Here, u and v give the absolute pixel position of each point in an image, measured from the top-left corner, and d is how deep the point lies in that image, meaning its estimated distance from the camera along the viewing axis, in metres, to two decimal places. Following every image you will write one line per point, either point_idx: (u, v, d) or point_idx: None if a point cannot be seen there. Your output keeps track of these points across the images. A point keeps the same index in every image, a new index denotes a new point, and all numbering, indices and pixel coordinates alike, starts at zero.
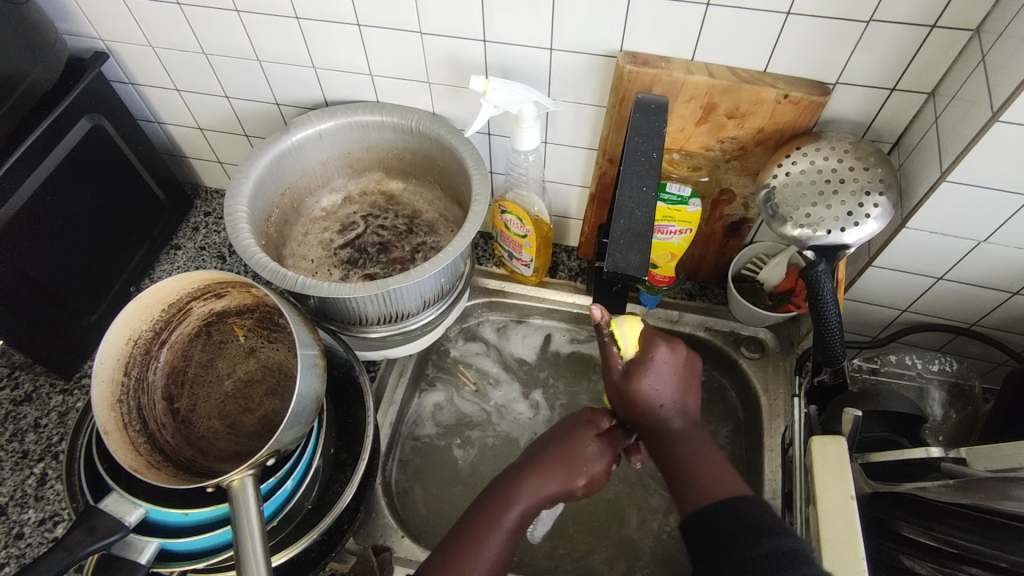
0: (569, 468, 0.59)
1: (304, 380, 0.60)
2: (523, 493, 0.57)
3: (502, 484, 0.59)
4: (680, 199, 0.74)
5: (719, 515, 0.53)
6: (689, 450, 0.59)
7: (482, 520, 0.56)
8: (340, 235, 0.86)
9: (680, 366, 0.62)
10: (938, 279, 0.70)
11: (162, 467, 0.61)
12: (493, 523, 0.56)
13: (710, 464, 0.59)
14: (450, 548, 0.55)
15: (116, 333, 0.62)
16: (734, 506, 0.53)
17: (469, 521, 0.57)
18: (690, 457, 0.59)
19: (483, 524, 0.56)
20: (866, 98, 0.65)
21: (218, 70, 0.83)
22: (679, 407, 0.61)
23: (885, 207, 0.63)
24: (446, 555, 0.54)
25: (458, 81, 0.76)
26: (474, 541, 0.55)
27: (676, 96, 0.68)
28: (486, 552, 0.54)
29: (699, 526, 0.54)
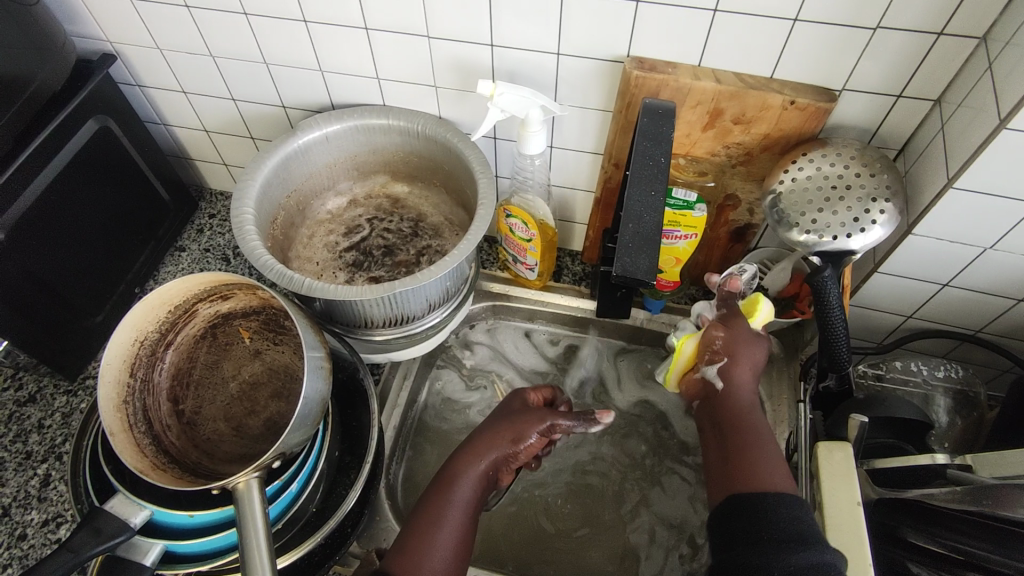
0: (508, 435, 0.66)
1: (310, 383, 0.60)
2: (462, 465, 0.63)
3: (452, 464, 0.64)
4: (686, 204, 0.74)
5: (757, 502, 0.54)
6: (737, 420, 0.63)
7: (426, 502, 0.61)
8: (345, 238, 0.86)
9: (764, 356, 0.67)
10: (943, 285, 0.70)
11: (167, 469, 0.61)
12: (442, 494, 0.61)
13: (749, 437, 0.61)
14: (407, 533, 0.59)
15: (123, 334, 0.62)
16: (767, 499, 0.54)
17: (418, 508, 0.61)
18: (735, 429, 0.62)
19: (438, 498, 0.61)
20: (873, 104, 0.65)
21: (225, 73, 0.83)
22: (727, 398, 0.65)
23: (891, 214, 0.63)
24: (402, 540, 0.58)
25: (465, 85, 0.76)
26: (426, 520, 0.59)
27: (683, 101, 0.68)
28: (438, 519, 0.59)
29: (727, 515, 0.55)
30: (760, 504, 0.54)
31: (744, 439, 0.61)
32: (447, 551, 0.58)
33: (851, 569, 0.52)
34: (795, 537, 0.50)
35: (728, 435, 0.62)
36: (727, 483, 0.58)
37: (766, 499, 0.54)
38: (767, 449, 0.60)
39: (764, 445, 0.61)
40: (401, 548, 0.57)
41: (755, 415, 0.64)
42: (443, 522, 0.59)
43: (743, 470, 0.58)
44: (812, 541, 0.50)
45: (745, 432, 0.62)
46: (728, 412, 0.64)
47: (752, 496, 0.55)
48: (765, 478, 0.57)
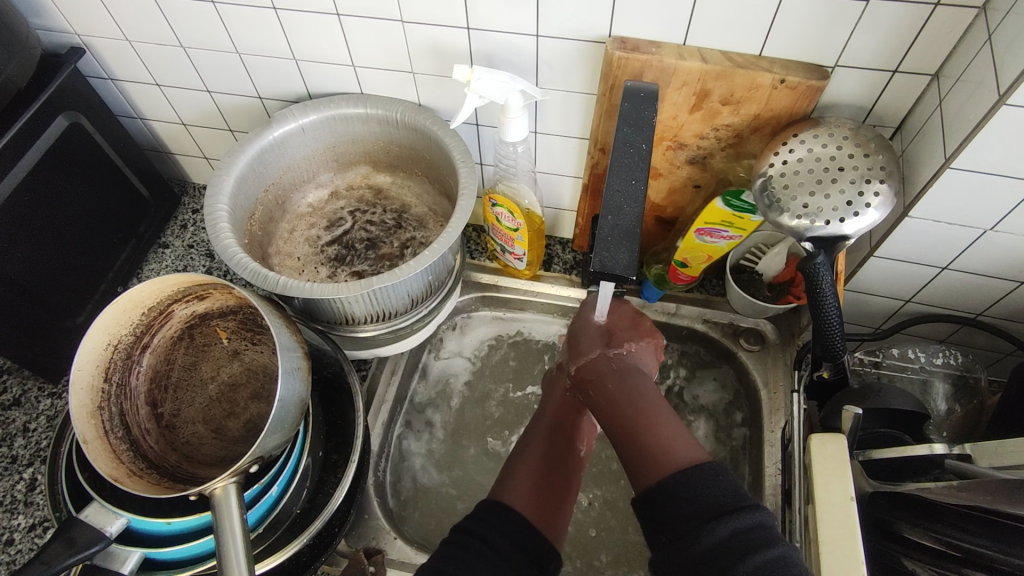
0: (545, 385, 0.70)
1: (286, 385, 0.58)
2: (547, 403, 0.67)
3: (542, 423, 0.64)
4: (750, 208, 0.70)
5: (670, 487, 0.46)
6: (629, 404, 0.54)
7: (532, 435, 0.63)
8: (328, 232, 0.84)
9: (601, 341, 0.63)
10: (943, 268, 0.68)
11: (144, 475, 0.60)
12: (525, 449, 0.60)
13: (648, 411, 0.53)
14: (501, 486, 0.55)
15: (93, 339, 0.60)
16: (667, 484, 0.46)
17: (510, 472, 0.56)
18: (623, 426, 0.53)
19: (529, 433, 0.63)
20: (867, 81, 0.62)
21: (197, 64, 0.80)
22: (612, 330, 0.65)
23: (886, 196, 0.60)
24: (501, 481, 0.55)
25: (444, 70, 0.73)
26: (533, 459, 0.58)
27: (668, 83, 0.65)
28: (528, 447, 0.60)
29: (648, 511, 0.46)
30: (676, 490, 0.45)
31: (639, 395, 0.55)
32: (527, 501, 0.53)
33: (843, 566, 0.51)
34: (715, 517, 0.43)
35: (620, 409, 0.54)
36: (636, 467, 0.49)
37: (677, 478, 0.46)
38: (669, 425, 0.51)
39: (634, 381, 0.57)
40: (507, 486, 0.54)
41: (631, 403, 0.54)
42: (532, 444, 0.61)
43: (649, 444, 0.50)
44: (734, 509, 0.43)
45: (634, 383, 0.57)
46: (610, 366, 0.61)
47: (656, 487, 0.46)
48: (671, 449, 0.49)
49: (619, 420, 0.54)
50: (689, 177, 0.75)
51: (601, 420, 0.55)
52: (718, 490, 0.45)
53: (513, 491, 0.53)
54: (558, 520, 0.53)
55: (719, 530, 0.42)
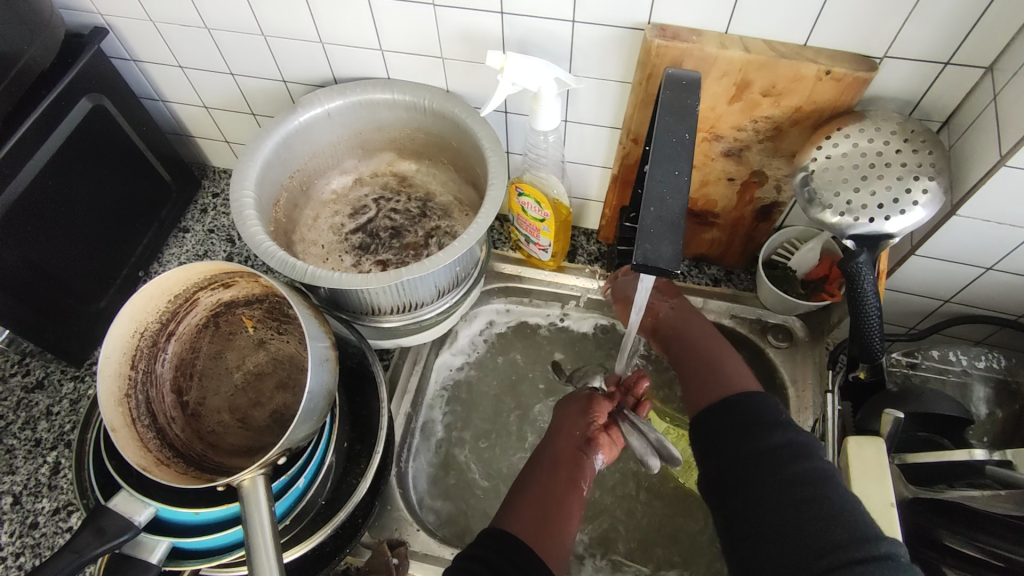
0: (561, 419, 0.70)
1: (315, 376, 0.58)
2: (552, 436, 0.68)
3: (546, 452, 0.66)
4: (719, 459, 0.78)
5: (734, 407, 0.60)
6: (698, 348, 0.71)
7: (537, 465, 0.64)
8: (351, 220, 0.83)
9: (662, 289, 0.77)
10: (986, 268, 0.66)
11: (171, 464, 0.60)
12: (526, 476, 0.63)
13: (717, 353, 0.69)
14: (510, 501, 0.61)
15: (121, 327, 0.59)
16: (739, 399, 0.61)
17: (507, 500, 0.61)
18: (699, 362, 0.69)
19: (540, 464, 0.64)
20: (917, 74, 0.60)
21: (221, 46, 0.79)
22: (660, 290, 0.77)
23: (935, 193, 0.58)
24: (505, 502, 0.61)
25: (476, 56, 0.72)
26: (532, 488, 0.61)
27: (707, 72, 0.63)
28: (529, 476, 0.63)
29: (713, 434, 0.60)
30: (744, 409, 0.60)
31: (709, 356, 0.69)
32: (532, 524, 0.57)
33: None
34: (773, 429, 0.56)
35: (694, 359, 0.70)
36: (706, 391, 0.64)
37: (741, 398, 0.61)
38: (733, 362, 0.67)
39: (700, 329, 0.73)
40: (515, 509, 0.59)
41: (705, 347, 0.70)
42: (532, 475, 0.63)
43: (723, 376, 0.65)
44: (785, 425, 0.57)
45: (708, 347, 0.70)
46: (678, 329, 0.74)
47: (733, 398, 0.61)
48: (735, 381, 0.64)
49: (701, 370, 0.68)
50: (725, 170, 0.73)
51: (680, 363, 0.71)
52: (774, 418, 0.58)
53: (513, 514, 0.59)
54: (546, 537, 0.57)
55: (773, 437, 0.55)
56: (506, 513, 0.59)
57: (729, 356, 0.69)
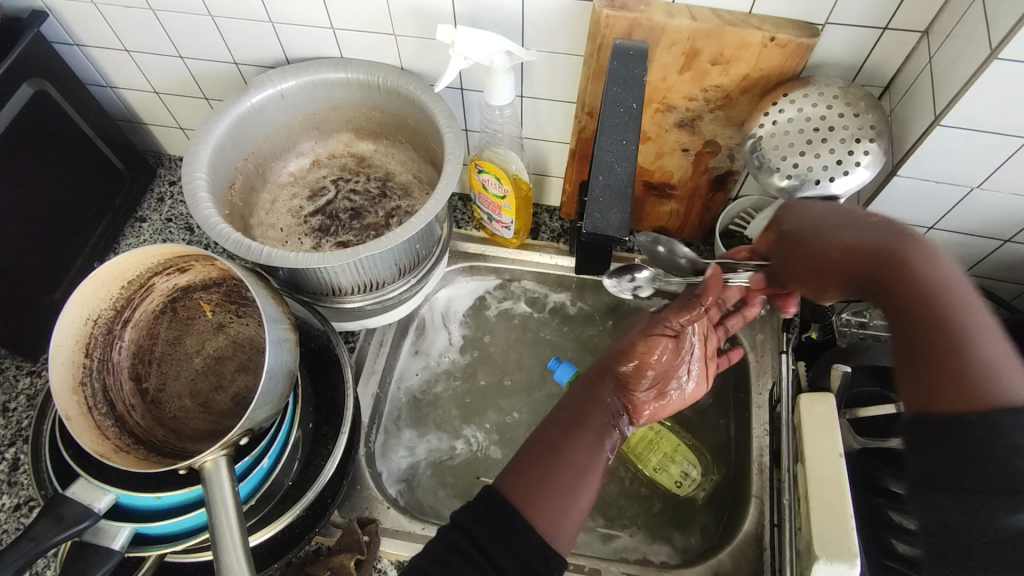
0: (608, 375, 0.63)
1: (273, 355, 0.57)
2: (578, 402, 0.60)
3: (566, 411, 0.60)
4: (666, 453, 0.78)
5: (972, 430, 0.42)
6: (931, 294, 0.47)
7: (558, 419, 0.59)
8: (310, 202, 0.82)
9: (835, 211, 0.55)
10: (928, 228, 0.68)
11: (131, 451, 0.59)
12: (546, 433, 0.58)
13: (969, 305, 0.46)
14: (508, 471, 0.54)
15: (72, 314, 0.58)
16: (967, 431, 0.42)
17: (522, 463, 0.54)
18: (934, 317, 0.47)
19: (575, 417, 0.59)
20: (857, 39, 0.61)
21: (168, 28, 0.77)
22: (878, 233, 0.51)
23: (876, 155, 0.60)
24: (519, 466, 0.54)
25: (428, 32, 0.71)
26: (549, 449, 0.56)
27: (656, 42, 0.63)
28: (547, 433, 0.58)
29: (928, 449, 0.44)
30: (973, 434, 0.42)
31: (948, 315, 0.46)
32: (550, 498, 0.51)
33: (832, 522, 0.53)
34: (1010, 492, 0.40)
35: (932, 301, 0.47)
36: (932, 391, 0.45)
37: (974, 422, 0.42)
38: (977, 316, 0.46)
39: (929, 269, 0.48)
40: (529, 487, 0.52)
41: (957, 295, 0.47)
42: (550, 431, 0.58)
43: (953, 365, 0.44)
44: None
45: (945, 295, 0.47)
46: (903, 278, 0.49)
47: (970, 422, 0.42)
48: (966, 382, 0.43)
49: (944, 330, 0.46)
50: (678, 141, 0.74)
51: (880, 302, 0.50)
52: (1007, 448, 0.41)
53: (535, 491, 0.51)
54: (564, 513, 0.51)
55: None
56: (512, 481, 0.53)
57: (985, 320, 0.46)
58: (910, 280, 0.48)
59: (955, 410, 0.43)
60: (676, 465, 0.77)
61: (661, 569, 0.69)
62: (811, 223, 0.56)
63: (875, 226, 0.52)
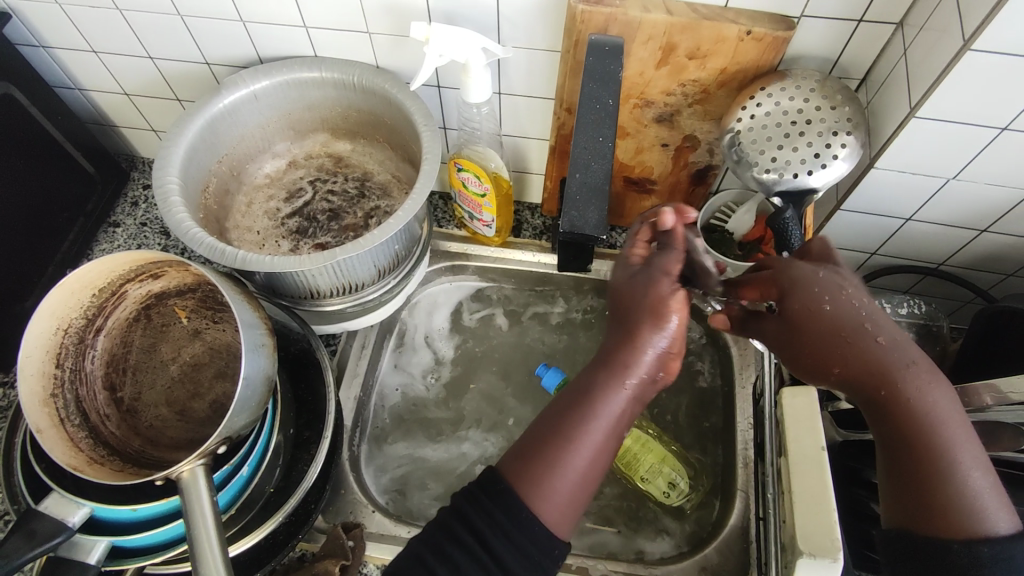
0: (637, 334, 0.47)
1: (250, 362, 0.56)
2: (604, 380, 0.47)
3: (582, 387, 0.48)
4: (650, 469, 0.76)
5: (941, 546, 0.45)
6: (930, 428, 0.46)
7: (571, 399, 0.48)
8: (287, 204, 0.81)
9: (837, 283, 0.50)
10: (906, 220, 0.68)
11: (106, 463, 0.58)
12: (554, 412, 0.49)
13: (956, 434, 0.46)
14: (510, 452, 0.49)
15: (41, 324, 0.57)
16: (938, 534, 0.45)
17: (528, 451, 0.48)
18: (928, 431, 0.46)
19: (574, 412, 0.47)
20: (833, 32, 0.61)
21: (136, 28, 0.75)
22: (888, 346, 0.48)
23: (853, 147, 0.60)
24: (524, 445, 0.48)
25: (403, 29, 0.70)
26: (558, 430, 0.48)
27: (633, 37, 0.63)
28: (559, 413, 0.48)
29: (898, 539, 0.47)
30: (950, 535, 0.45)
31: (938, 457, 0.46)
32: (563, 488, 0.46)
33: (815, 516, 0.53)
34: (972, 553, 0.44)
35: (925, 443, 0.46)
36: (927, 510, 0.46)
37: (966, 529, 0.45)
38: (971, 451, 0.46)
39: (938, 397, 0.47)
40: (530, 475, 0.47)
41: (947, 433, 0.46)
42: (563, 413, 0.48)
43: (941, 486, 0.46)
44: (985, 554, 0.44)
45: (939, 430, 0.46)
46: (901, 412, 0.47)
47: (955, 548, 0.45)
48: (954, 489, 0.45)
49: (920, 468, 0.46)
50: (658, 136, 0.73)
51: (871, 408, 0.49)
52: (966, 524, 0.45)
53: (536, 482, 0.46)
54: (574, 504, 0.47)
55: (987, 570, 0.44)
56: (515, 468, 0.48)
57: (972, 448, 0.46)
58: (898, 419, 0.47)
59: (933, 537, 0.46)
60: (663, 476, 0.75)
61: (648, 565, 0.69)
62: (810, 318, 0.49)
63: (904, 346, 0.48)
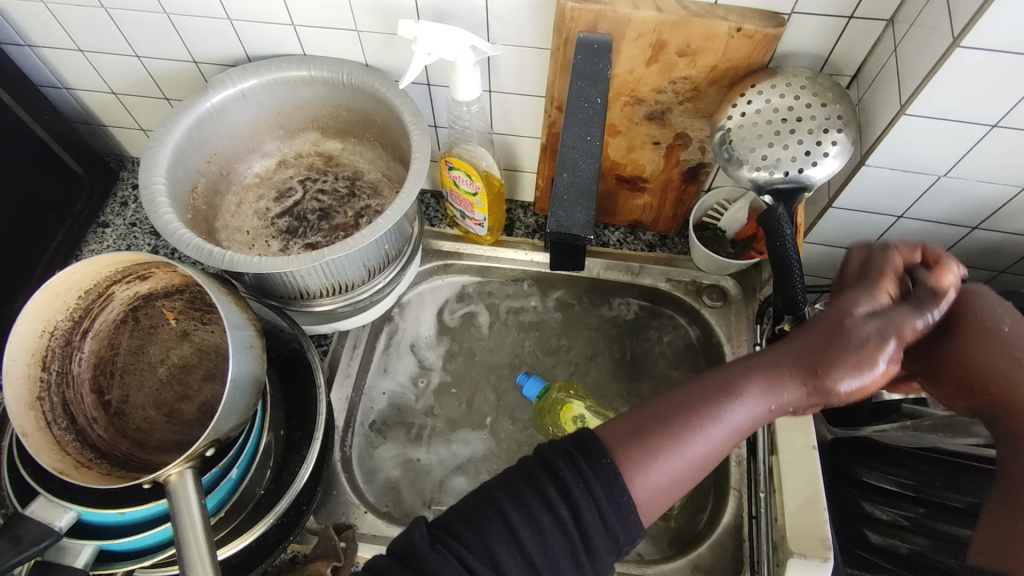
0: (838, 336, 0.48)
1: (238, 363, 0.56)
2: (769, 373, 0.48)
3: (732, 375, 0.49)
4: None
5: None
6: None
7: (715, 383, 0.49)
8: (277, 203, 0.80)
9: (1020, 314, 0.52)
10: (898, 217, 0.68)
11: (93, 466, 0.58)
12: (695, 390, 0.49)
13: None
14: (613, 428, 0.48)
15: (25, 326, 0.56)
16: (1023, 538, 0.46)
17: (655, 424, 0.47)
18: None
19: (692, 405, 0.48)
20: (823, 29, 0.61)
21: (122, 26, 0.74)
22: None
23: (844, 145, 0.60)
24: (648, 419, 0.48)
25: (391, 27, 0.70)
26: (693, 408, 0.48)
27: (623, 34, 0.62)
28: (697, 393, 0.49)
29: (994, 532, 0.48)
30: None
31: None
32: (666, 471, 0.46)
33: (805, 516, 0.53)
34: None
35: None
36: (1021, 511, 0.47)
37: None
38: None
39: None
40: (638, 447, 0.46)
41: None
42: (704, 393, 0.49)
43: None
44: None
45: None
46: None
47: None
48: None
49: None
50: (649, 134, 0.73)
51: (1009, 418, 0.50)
52: None
53: (652, 457, 0.46)
54: (674, 487, 0.46)
55: None
56: (622, 436, 0.47)
57: None
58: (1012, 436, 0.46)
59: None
60: None
61: (640, 564, 0.69)
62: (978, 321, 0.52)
63: None
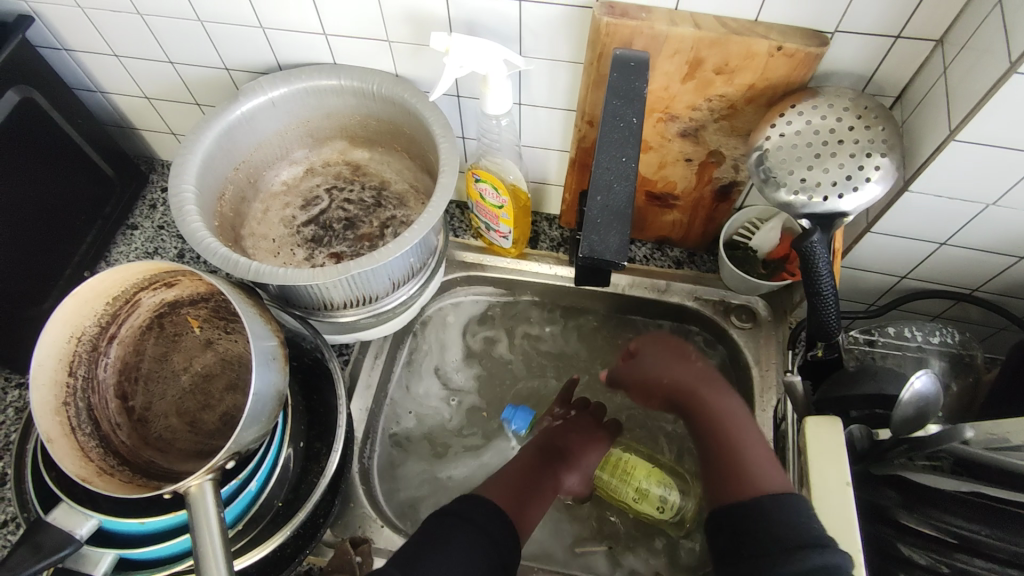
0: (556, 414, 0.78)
1: (261, 376, 0.56)
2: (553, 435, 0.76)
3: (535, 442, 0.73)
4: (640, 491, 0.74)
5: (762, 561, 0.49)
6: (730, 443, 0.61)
7: (526, 455, 0.70)
8: (303, 211, 0.80)
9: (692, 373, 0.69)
10: (941, 244, 0.66)
11: (115, 473, 0.58)
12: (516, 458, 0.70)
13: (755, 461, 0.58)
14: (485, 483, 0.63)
15: (54, 332, 0.56)
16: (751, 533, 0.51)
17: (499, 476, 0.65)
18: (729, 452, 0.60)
19: (515, 470, 0.67)
20: (868, 48, 0.59)
21: (157, 33, 0.75)
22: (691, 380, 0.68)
23: (887, 171, 0.58)
24: (491, 477, 0.65)
25: (422, 38, 0.69)
26: (520, 469, 0.67)
27: (659, 51, 0.61)
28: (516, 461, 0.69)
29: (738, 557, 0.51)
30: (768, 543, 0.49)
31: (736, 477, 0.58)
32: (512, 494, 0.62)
33: None
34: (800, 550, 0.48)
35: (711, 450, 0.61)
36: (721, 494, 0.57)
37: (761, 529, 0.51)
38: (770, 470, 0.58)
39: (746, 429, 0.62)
40: (498, 485, 0.63)
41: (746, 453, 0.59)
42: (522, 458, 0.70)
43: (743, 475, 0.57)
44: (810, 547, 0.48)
45: (739, 446, 0.60)
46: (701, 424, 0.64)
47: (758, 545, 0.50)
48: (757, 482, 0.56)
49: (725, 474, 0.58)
50: (681, 151, 0.71)
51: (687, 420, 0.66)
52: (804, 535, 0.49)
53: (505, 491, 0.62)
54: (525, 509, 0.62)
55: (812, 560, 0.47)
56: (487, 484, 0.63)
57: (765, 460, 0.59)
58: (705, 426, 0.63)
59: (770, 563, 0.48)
60: (654, 489, 0.74)
61: None
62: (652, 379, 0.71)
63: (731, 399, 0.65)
